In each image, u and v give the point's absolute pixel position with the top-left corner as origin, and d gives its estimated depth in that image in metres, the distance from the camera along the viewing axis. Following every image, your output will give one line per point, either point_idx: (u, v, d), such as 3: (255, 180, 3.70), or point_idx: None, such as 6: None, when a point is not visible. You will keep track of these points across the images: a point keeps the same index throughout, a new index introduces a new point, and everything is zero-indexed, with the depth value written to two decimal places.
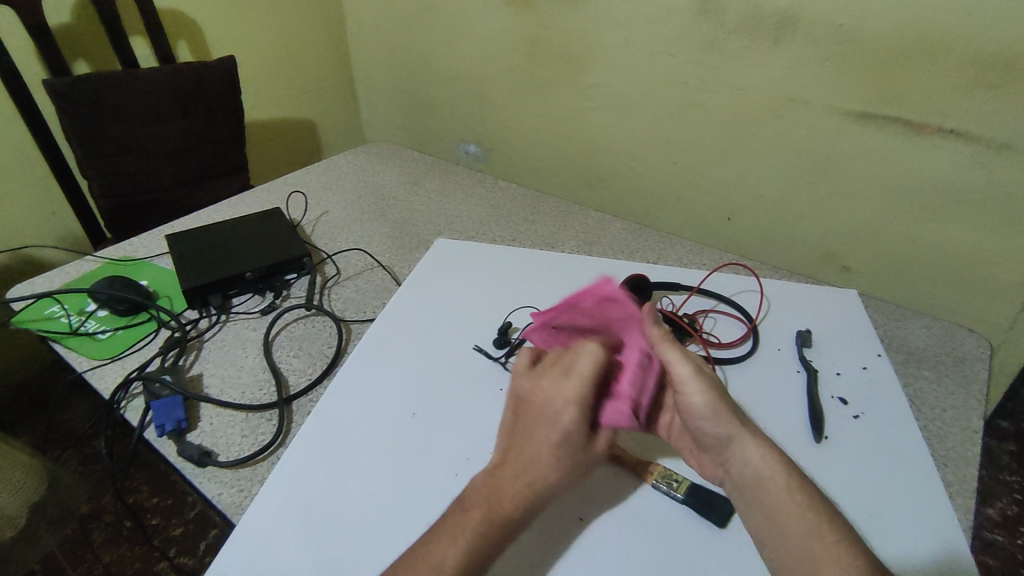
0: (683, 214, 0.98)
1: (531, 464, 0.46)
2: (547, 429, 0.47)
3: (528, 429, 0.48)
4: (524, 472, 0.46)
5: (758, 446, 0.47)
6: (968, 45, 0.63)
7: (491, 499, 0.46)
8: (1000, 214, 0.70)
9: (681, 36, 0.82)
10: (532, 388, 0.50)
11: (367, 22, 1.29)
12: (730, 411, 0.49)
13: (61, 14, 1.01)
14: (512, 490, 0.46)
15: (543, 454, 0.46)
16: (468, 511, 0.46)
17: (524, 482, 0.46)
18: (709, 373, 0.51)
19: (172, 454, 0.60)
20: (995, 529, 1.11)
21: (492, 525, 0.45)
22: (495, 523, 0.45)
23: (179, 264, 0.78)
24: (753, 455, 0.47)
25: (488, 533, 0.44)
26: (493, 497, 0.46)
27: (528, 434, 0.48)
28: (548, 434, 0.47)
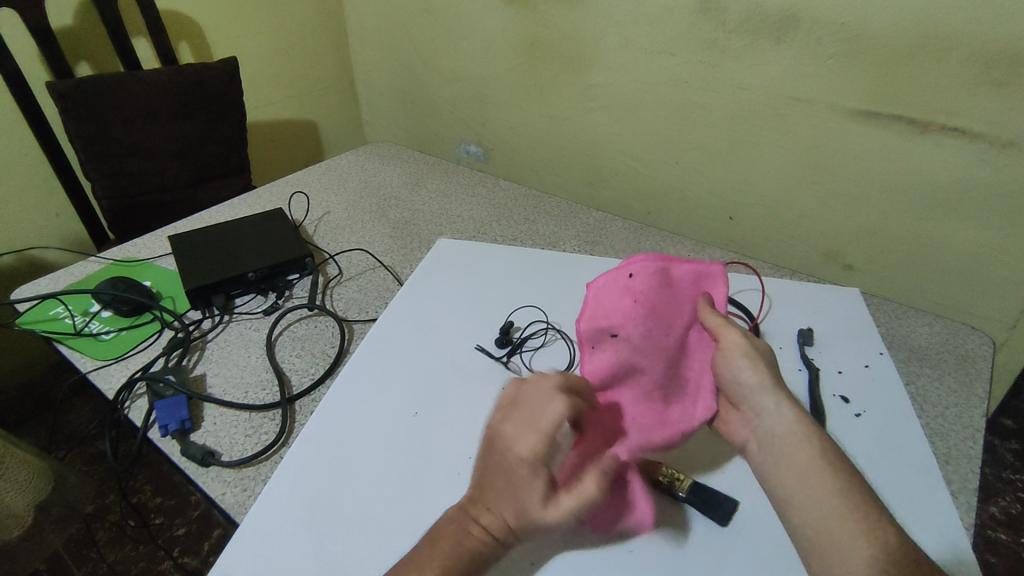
0: (684, 212, 0.98)
1: (494, 511, 0.43)
2: (501, 480, 0.43)
3: (489, 475, 0.44)
4: (486, 519, 0.44)
5: (785, 406, 0.48)
6: (970, 42, 0.63)
7: (461, 536, 0.43)
8: (1004, 210, 0.70)
9: (682, 35, 0.82)
10: (496, 428, 0.46)
11: (368, 23, 1.29)
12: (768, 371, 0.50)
13: (64, 16, 1.02)
14: (475, 535, 0.43)
15: (496, 504, 0.43)
16: (437, 544, 0.43)
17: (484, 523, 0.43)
18: (757, 341, 0.52)
19: (176, 454, 0.60)
20: (999, 527, 1.11)
21: (461, 560, 0.42)
22: (464, 560, 0.42)
23: (183, 265, 0.78)
24: (782, 414, 0.47)
25: (457, 570, 0.42)
26: (461, 534, 0.43)
27: (488, 483, 0.44)
28: (501, 486, 0.43)
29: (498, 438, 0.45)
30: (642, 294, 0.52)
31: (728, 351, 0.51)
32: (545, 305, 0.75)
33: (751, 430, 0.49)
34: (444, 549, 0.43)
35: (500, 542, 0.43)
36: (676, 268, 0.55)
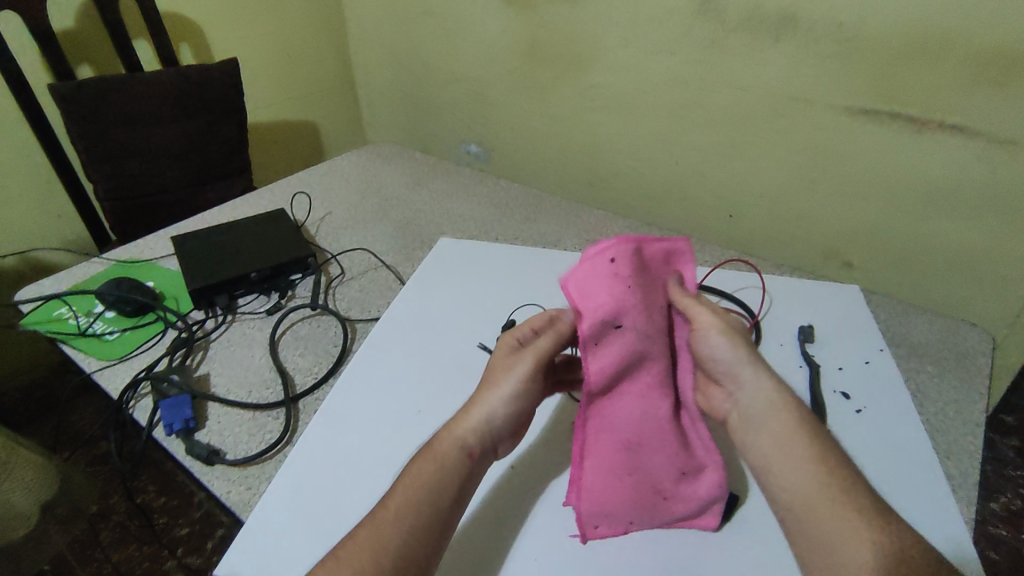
0: (684, 211, 0.99)
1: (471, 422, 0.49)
2: (488, 383, 0.51)
3: (476, 389, 0.51)
4: (459, 423, 0.49)
5: (761, 378, 0.49)
6: (969, 40, 0.63)
7: (436, 444, 0.48)
8: (1004, 207, 0.70)
9: (682, 34, 0.83)
10: (492, 362, 0.52)
11: (368, 24, 1.29)
12: (748, 348, 0.50)
13: (66, 19, 1.02)
14: (449, 437, 0.48)
15: (476, 412, 0.49)
16: (417, 459, 0.48)
17: (459, 429, 0.49)
18: (730, 316, 0.52)
19: (180, 453, 0.60)
20: (1000, 523, 1.11)
21: (436, 463, 0.47)
22: (438, 464, 0.47)
23: (186, 265, 0.79)
24: (758, 387, 0.48)
25: (431, 472, 0.47)
26: (435, 448, 0.48)
27: (473, 395, 0.51)
28: (486, 388, 0.50)
29: (491, 365, 0.52)
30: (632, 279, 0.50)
31: (704, 328, 0.50)
32: (546, 304, 0.76)
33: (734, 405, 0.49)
34: (420, 458, 0.48)
35: (472, 443, 0.48)
36: (647, 248, 0.54)
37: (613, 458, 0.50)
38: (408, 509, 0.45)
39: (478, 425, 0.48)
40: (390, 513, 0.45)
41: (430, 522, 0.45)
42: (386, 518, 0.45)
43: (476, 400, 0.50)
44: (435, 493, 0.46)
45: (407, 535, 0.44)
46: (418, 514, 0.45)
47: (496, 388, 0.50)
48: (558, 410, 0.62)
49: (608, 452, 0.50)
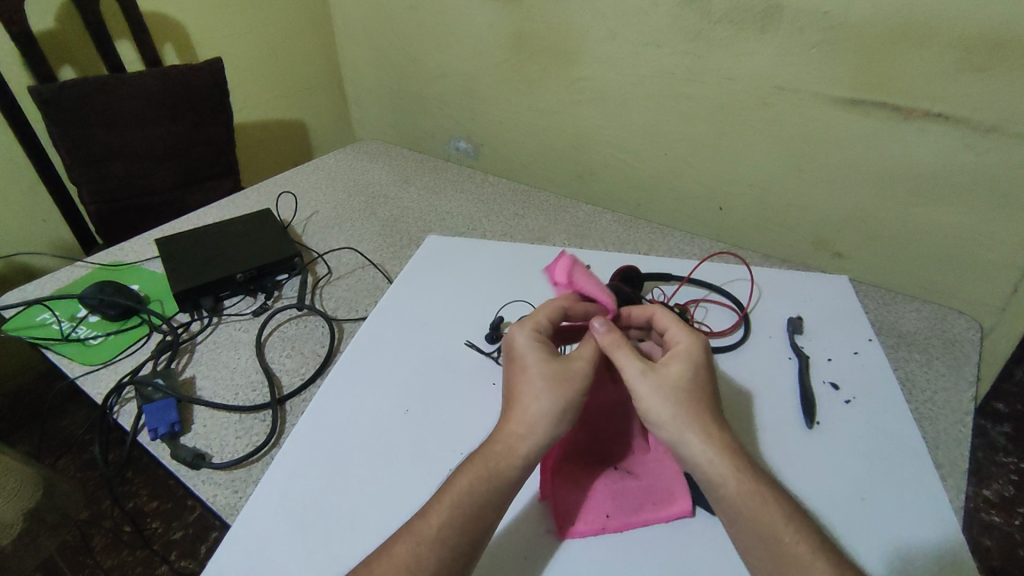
0: (674, 204, 0.98)
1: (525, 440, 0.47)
2: (555, 392, 0.48)
3: (531, 398, 0.48)
4: (520, 437, 0.47)
5: (705, 443, 0.46)
6: (954, 27, 0.63)
7: (490, 458, 0.47)
8: (990, 195, 0.70)
9: (668, 26, 0.82)
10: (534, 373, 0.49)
11: (354, 20, 1.28)
12: (689, 408, 0.47)
13: (45, 20, 1.01)
14: (508, 455, 0.47)
15: (536, 428, 0.47)
16: (469, 473, 0.47)
17: (522, 448, 0.47)
18: (674, 368, 0.49)
19: (166, 456, 0.60)
20: (992, 509, 1.11)
21: (489, 480, 0.46)
22: (489, 482, 0.46)
23: (169, 267, 0.78)
24: (701, 454, 0.46)
25: (482, 490, 0.46)
26: (493, 463, 0.47)
27: (529, 408, 0.48)
28: (551, 396, 0.48)
29: (537, 371, 0.49)
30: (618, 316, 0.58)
31: (645, 397, 0.48)
32: (535, 300, 0.75)
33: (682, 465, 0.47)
34: (469, 474, 0.46)
35: (532, 462, 0.47)
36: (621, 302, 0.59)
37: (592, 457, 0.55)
38: (453, 528, 0.44)
39: (540, 443, 0.47)
40: (432, 529, 0.44)
41: (478, 540, 0.44)
42: (426, 534, 0.44)
43: (538, 410, 0.48)
44: (483, 514, 0.45)
45: (454, 554, 0.43)
46: (462, 533, 0.44)
47: (566, 397, 0.48)
48: None
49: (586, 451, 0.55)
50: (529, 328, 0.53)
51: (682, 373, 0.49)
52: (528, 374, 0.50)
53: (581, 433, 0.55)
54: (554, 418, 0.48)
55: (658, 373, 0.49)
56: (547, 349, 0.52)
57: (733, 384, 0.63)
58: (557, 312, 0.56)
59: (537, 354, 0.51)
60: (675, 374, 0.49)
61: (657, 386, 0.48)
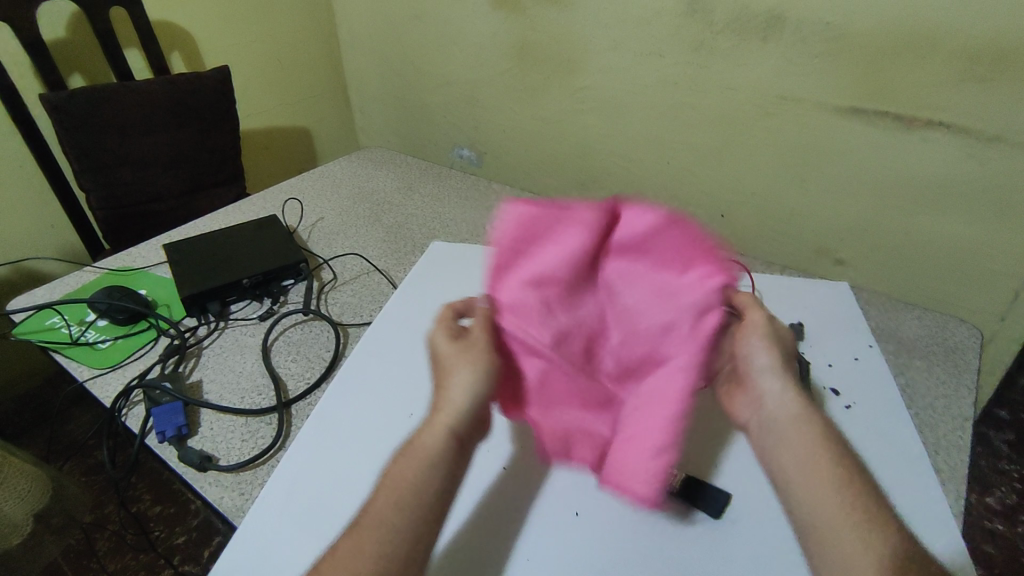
0: (676, 211, 0.99)
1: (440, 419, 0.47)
2: (474, 358, 0.50)
3: (444, 387, 0.49)
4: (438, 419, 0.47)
5: (789, 398, 0.49)
6: (953, 38, 0.64)
7: (415, 442, 0.46)
8: (990, 204, 0.71)
9: (670, 36, 0.83)
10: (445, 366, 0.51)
11: (360, 29, 1.30)
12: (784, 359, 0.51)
13: (57, 28, 1.03)
14: (428, 433, 0.46)
15: (449, 407, 0.48)
16: (399, 459, 0.46)
17: (442, 423, 0.47)
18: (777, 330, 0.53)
19: (173, 459, 0.60)
20: (995, 518, 1.11)
21: (419, 460, 0.45)
22: (418, 461, 0.45)
23: (177, 273, 0.79)
24: (784, 399, 0.49)
25: (413, 470, 0.45)
26: (417, 445, 0.46)
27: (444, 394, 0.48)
28: (470, 363, 0.49)
29: (452, 352, 0.51)
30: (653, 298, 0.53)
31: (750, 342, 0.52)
32: None
33: (755, 412, 0.50)
34: (399, 460, 0.46)
35: (459, 433, 0.47)
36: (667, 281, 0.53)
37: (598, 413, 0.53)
38: (396, 513, 0.43)
39: (466, 410, 0.47)
40: (374, 521, 0.43)
41: (424, 520, 0.43)
42: (368, 528, 0.43)
43: (454, 388, 0.48)
44: (420, 492, 0.44)
45: (400, 540, 0.42)
46: (406, 515, 0.43)
47: (485, 362, 0.50)
48: None
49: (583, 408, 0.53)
50: (445, 322, 0.55)
51: (782, 329, 0.53)
52: (448, 354, 0.51)
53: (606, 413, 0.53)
54: (479, 379, 0.49)
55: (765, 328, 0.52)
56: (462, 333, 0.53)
57: None
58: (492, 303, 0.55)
59: (450, 336, 0.53)
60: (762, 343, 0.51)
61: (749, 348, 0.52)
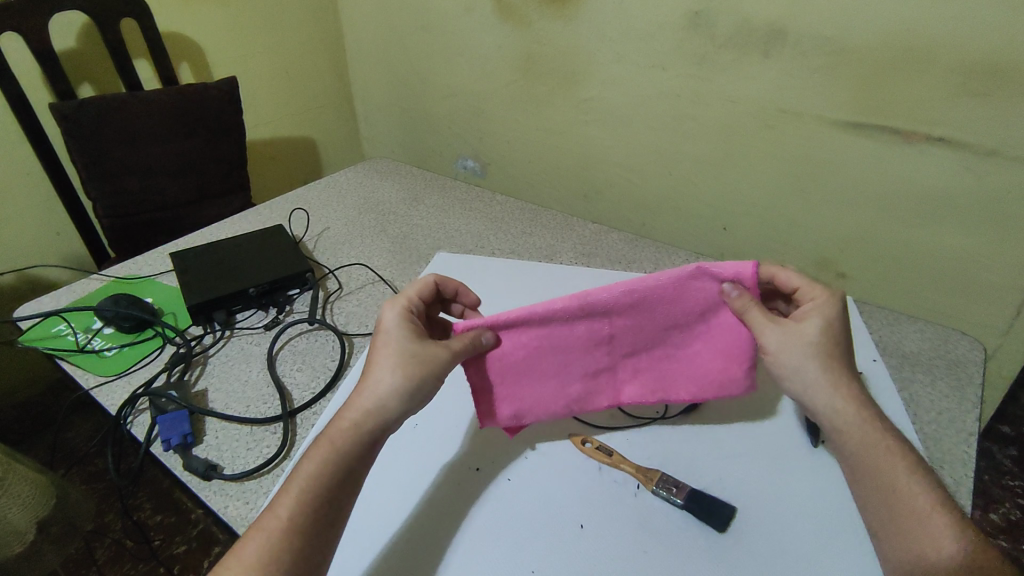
0: (679, 224, 1.00)
1: (357, 411, 0.47)
2: (402, 366, 0.48)
3: (372, 373, 0.48)
4: (364, 414, 0.47)
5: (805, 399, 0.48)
6: (953, 54, 0.65)
7: (334, 439, 0.46)
8: (991, 218, 0.71)
9: (674, 50, 0.84)
10: (373, 359, 0.49)
11: (367, 40, 1.32)
12: (825, 360, 0.48)
13: (68, 38, 1.04)
14: (345, 429, 0.46)
15: (365, 399, 0.47)
16: (312, 453, 0.46)
17: (364, 421, 0.46)
18: (812, 322, 0.49)
19: (178, 468, 0.60)
20: (1000, 533, 1.10)
21: (332, 459, 0.45)
22: (333, 461, 0.45)
23: (184, 282, 0.79)
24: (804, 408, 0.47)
25: (327, 471, 0.45)
26: (334, 440, 0.46)
27: (369, 383, 0.48)
28: (399, 368, 0.48)
29: (385, 341, 0.50)
30: (638, 293, 0.53)
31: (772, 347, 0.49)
32: None
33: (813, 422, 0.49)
34: (311, 457, 0.46)
35: (376, 434, 0.47)
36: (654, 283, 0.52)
37: (580, 367, 0.56)
38: (303, 513, 0.43)
39: (384, 415, 0.47)
40: (280, 522, 0.43)
41: (330, 515, 0.44)
42: (277, 527, 0.43)
43: (383, 385, 0.47)
44: (329, 490, 0.45)
45: (305, 537, 0.43)
46: (310, 517, 0.43)
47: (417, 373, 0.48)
48: (554, 427, 0.62)
49: (565, 363, 0.56)
50: (399, 305, 0.54)
51: (816, 328, 0.49)
52: (384, 345, 0.50)
53: (598, 362, 0.56)
54: (402, 388, 0.47)
55: (787, 328, 0.49)
56: (415, 325, 0.52)
57: (738, 399, 0.65)
58: (427, 289, 0.58)
59: (405, 331, 0.51)
60: (827, 314, 0.50)
61: (785, 339, 0.49)
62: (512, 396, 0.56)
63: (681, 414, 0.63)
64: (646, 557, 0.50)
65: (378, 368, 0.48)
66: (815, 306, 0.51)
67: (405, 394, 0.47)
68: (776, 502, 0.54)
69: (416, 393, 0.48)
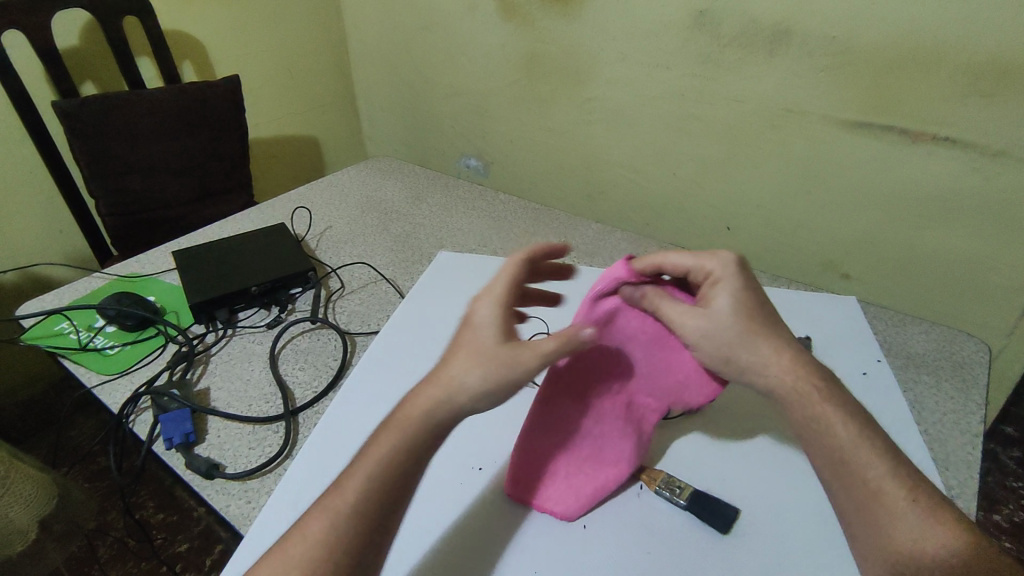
0: (683, 223, 1.00)
1: (428, 404, 0.45)
2: (483, 370, 0.44)
3: (452, 366, 0.46)
4: (434, 403, 0.45)
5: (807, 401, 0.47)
6: (960, 54, 0.65)
7: (404, 426, 0.45)
8: (997, 219, 0.71)
9: (678, 49, 0.84)
10: (454, 352, 0.47)
11: (370, 39, 1.31)
12: (745, 333, 0.49)
13: (71, 37, 1.04)
14: (418, 417, 0.45)
15: (434, 393, 0.46)
16: (382, 436, 0.45)
17: (433, 412, 0.45)
18: (720, 298, 0.50)
19: (180, 467, 0.60)
20: (1004, 535, 1.10)
21: (401, 446, 0.45)
22: (404, 448, 0.45)
23: (187, 280, 0.79)
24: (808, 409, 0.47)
25: (398, 458, 0.44)
26: (404, 425, 0.45)
27: (445, 375, 0.46)
28: (480, 373, 0.44)
29: (470, 339, 0.47)
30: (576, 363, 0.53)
31: (695, 338, 0.50)
32: (548, 318, 0.76)
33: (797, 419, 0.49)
34: (381, 441, 0.45)
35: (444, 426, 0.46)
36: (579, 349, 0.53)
37: (618, 428, 0.55)
38: (369, 500, 0.43)
39: (455, 409, 0.45)
40: (348, 506, 0.43)
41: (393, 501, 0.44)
42: (342, 505, 0.43)
43: (462, 384, 0.45)
44: (398, 474, 0.44)
45: (370, 522, 0.43)
46: (376, 502, 0.43)
47: (505, 380, 0.44)
48: None
49: (595, 435, 0.54)
50: (494, 298, 0.49)
51: (722, 301, 0.50)
52: (469, 343, 0.46)
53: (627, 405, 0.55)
54: (481, 392, 0.44)
55: (699, 314, 0.50)
56: (506, 325, 0.47)
57: (743, 400, 0.64)
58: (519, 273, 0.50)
59: (491, 328, 0.47)
60: (732, 286, 0.51)
61: (701, 327, 0.50)
62: (585, 478, 0.54)
63: (684, 414, 0.63)
64: (651, 558, 0.50)
65: (457, 366, 0.46)
66: (712, 278, 0.52)
67: (486, 397, 0.44)
68: (778, 504, 0.54)
69: (499, 398, 0.44)
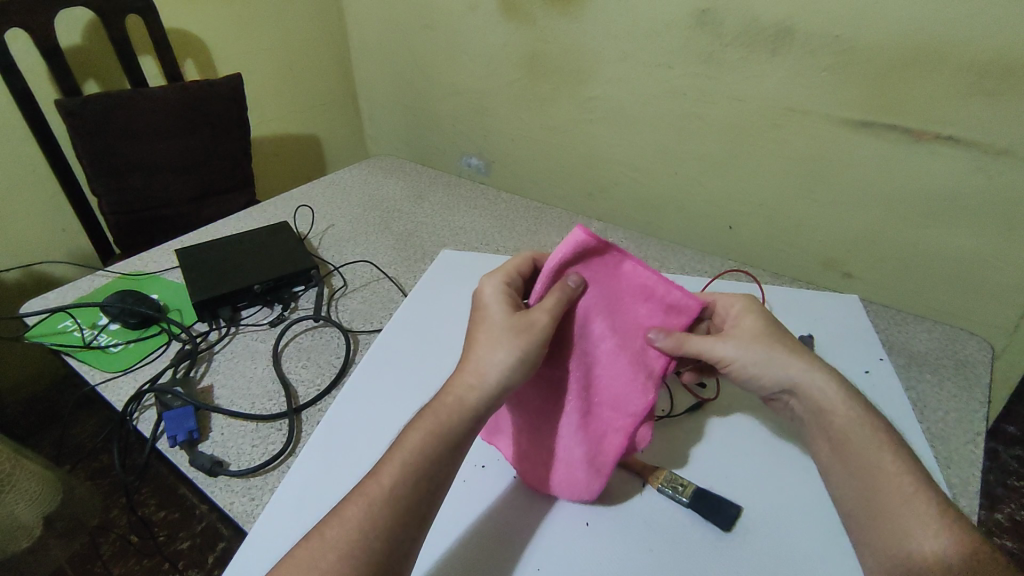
0: (684, 222, 1.00)
1: (465, 388, 0.47)
2: (505, 340, 0.47)
3: (476, 344, 0.48)
4: (469, 389, 0.47)
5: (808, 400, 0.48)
6: (963, 52, 0.65)
7: (440, 411, 0.46)
8: (1000, 218, 0.71)
9: (680, 48, 0.84)
10: (472, 333, 0.50)
11: (372, 37, 1.32)
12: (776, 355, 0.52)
13: (74, 35, 1.04)
14: (455, 404, 0.46)
15: (467, 374, 0.47)
16: (418, 424, 0.46)
17: (470, 396, 0.46)
18: (749, 323, 0.54)
19: (184, 464, 0.60)
20: (1005, 534, 1.10)
21: (438, 431, 0.45)
22: (439, 434, 0.45)
23: (190, 278, 0.79)
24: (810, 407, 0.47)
25: (432, 444, 0.45)
26: (441, 411, 0.46)
27: (474, 356, 0.48)
28: (502, 344, 0.47)
29: (484, 318, 0.50)
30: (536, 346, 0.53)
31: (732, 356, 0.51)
32: None
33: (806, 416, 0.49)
34: (418, 427, 0.46)
35: (483, 410, 0.47)
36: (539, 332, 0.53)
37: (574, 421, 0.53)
38: (404, 486, 0.43)
39: (491, 391, 0.47)
40: (383, 489, 0.43)
41: (430, 487, 0.44)
42: (378, 493, 0.43)
43: (491, 360, 0.47)
44: (434, 460, 0.44)
45: (406, 508, 0.43)
46: (413, 487, 0.43)
47: (525, 344, 0.47)
48: None
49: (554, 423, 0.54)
50: (499, 278, 0.53)
51: (754, 325, 0.53)
52: (483, 323, 0.49)
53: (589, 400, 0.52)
54: (508, 365, 0.47)
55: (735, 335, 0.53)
56: (514, 300, 0.51)
57: (744, 399, 0.64)
58: (527, 264, 0.55)
59: (501, 302, 0.50)
60: (754, 314, 0.55)
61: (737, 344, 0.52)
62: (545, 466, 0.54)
63: (687, 412, 0.63)
64: (654, 555, 0.50)
65: (479, 346, 0.48)
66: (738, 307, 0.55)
67: (515, 367, 0.47)
68: (780, 502, 0.54)
69: (527, 366, 0.48)
